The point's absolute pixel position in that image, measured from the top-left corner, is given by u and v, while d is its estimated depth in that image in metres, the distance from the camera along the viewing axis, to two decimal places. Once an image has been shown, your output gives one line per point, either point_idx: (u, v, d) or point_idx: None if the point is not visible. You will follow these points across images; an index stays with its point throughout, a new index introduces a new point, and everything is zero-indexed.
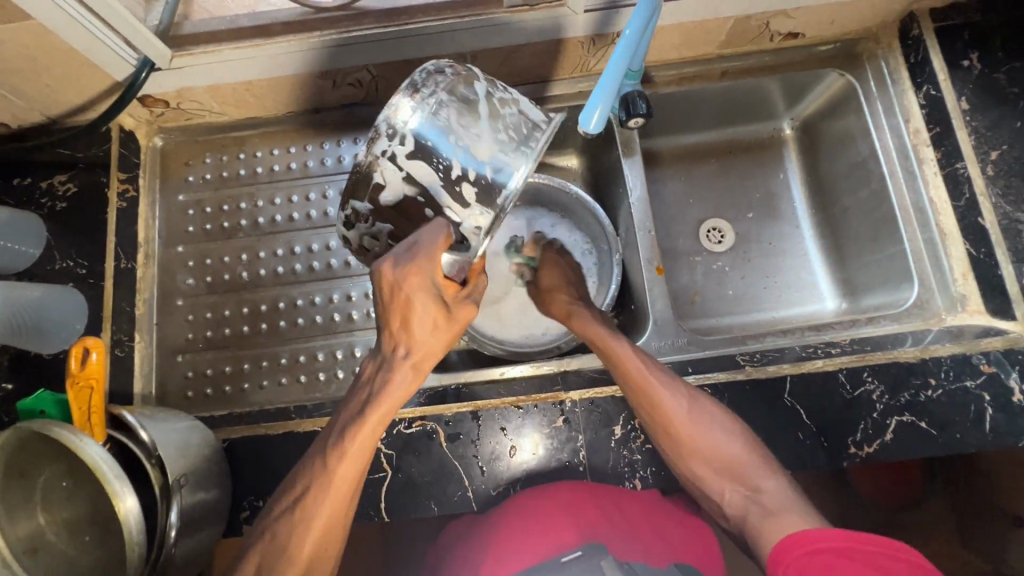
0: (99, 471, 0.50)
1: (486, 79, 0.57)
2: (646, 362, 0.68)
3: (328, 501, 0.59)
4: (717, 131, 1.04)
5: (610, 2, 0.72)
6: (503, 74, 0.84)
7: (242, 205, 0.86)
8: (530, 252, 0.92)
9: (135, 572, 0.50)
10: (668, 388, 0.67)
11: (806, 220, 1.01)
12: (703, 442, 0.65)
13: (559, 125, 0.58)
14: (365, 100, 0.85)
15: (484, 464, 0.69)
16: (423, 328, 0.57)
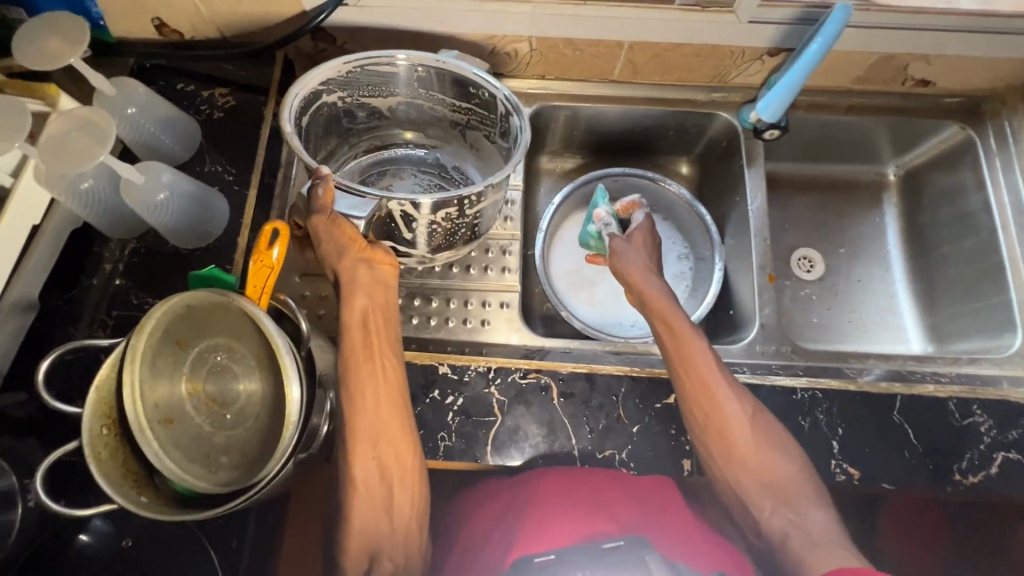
0: (274, 340, 0.53)
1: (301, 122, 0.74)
2: (717, 370, 0.68)
3: (385, 404, 0.62)
4: (823, 165, 1.08)
5: (793, 19, 0.78)
6: (649, 69, 0.89)
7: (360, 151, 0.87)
8: (621, 210, 0.91)
9: (291, 441, 0.53)
10: (732, 398, 0.67)
11: (898, 264, 1.04)
12: (756, 457, 0.66)
13: (289, 94, 0.68)
14: (514, 71, 0.90)
15: (593, 427, 0.70)
16: (358, 272, 0.64)
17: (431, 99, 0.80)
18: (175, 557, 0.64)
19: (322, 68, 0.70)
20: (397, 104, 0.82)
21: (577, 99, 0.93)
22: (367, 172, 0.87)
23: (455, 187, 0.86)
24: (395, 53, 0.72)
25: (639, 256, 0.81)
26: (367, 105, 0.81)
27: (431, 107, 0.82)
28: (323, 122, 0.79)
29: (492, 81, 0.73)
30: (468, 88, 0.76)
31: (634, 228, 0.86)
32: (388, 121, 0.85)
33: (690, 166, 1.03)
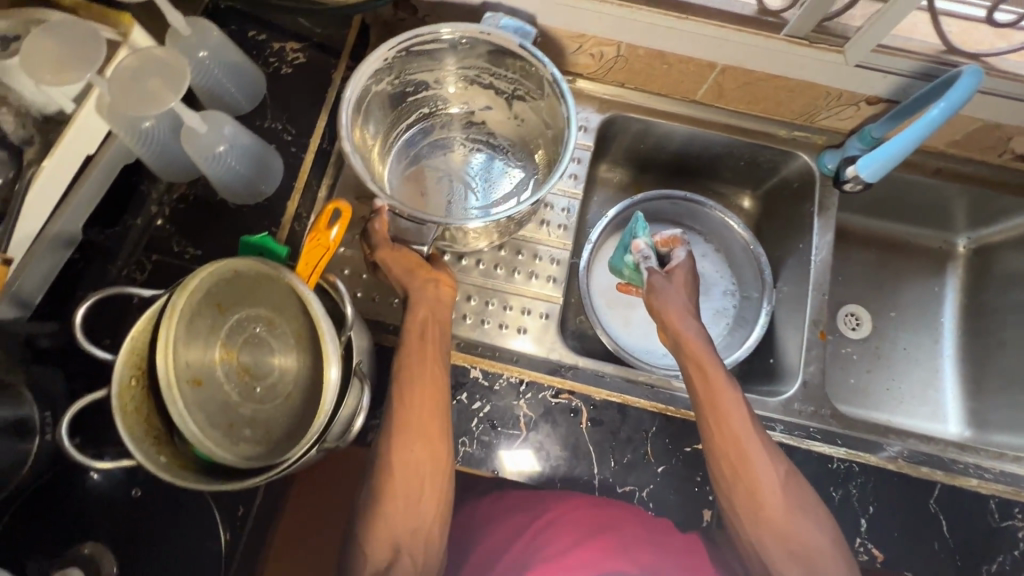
0: (321, 325, 0.51)
1: (357, 119, 0.73)
2: (752, 426, 0.65)
3: (426, 412, 0.62)
4: (892, 222, 1.03)
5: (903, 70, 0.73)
6: (736, 96, 0.84)
7: (423, 124, 0.84)
8: (661, 243, 0.83)
9: (319, 430, 0.52)
10: (766, 457, 0.63)
11: (950, 339, 0.99)
12: (786, 521, 0.62)
13: (344, 98, 0.67)
14: (593, 73, 0.86)
15: (617, 459, 0.68)
16: (425, 290, 0.67)
17: (481, 72, 0.77)
18: (179, 514, 0.64)
19: (370, 60, 0.68)
20: (444, 73, 0.78)
21: (653, 113, 0.89)
22: (426, 150, 0.85)
23: (499, 154, 0.85)
24: (441, 28, 0.69)
25: (679, 295, 0.75)
26: (417, 81, 0.77)
27: (481, 80, 0.78)
28: (378, 108, 0.77)
29: (543, 62, 0.70)
30: (513, 60, 0.73)
31: (675, 262, 0.79)
32: (442, 96, 0.81)
33: (753, 202, 0.99)
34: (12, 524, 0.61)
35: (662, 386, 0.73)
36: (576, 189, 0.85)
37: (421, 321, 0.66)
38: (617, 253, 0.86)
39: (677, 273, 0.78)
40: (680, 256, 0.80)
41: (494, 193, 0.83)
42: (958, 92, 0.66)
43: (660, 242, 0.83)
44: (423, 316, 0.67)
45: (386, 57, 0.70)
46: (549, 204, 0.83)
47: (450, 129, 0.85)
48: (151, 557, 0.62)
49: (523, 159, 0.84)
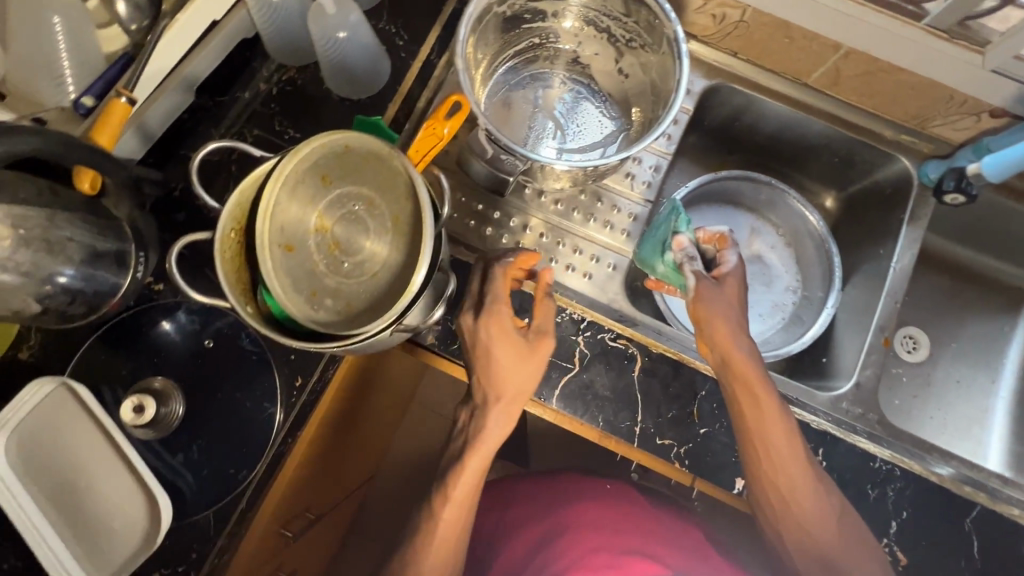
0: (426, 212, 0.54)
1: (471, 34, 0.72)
2: (795, 442, 0.63)
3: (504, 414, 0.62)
4: (976, 253, 0.99)
5: None
6: (851, 86, 0.82)
7: (529, 55, 0.83)
8: (706, 240, 0.72)
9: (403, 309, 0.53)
10: (806, 472, 0.63)
11: (1008, 381, 0.97)
12: (821, 530, 0.62)
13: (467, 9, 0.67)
14: (709, 37, 0.84)
15: (662, 412, 0.69)
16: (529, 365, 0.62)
17: (601, 10, 0.75)
18: (243, 372, 0.67)
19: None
20: (563, 5, 0.76)
21: (759, 90, 0.86)
22: (525, 82, 0.84)
23: (594, 99, 0.84)
24: None
25: (728, 308, 0.65)
26: (534, 8, 0.76)
27: (598, 20, 0.77)
28: (491, 30, 0.76)
29: (670, 19, 0.69)
30: (638, 3, 0.71)
31: (724, 270, 0.69)
32: (554, 29, 0.80)
33: (836, 203, 0.97)
34: (98, 348, 0.66)
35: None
36: (666, 150, 0.84)
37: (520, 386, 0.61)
38: (652, 248, 0.73)
39: (728, 287, 0.67)
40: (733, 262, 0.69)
41: (582, 138, 0.82)
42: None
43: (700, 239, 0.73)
44: (502, 397, 0.61)
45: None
46: (637, 159, 0.83)
47: (554, 66, 0.84)
48: (215, 406, 0.66)
49: (617, 110, 0.83)
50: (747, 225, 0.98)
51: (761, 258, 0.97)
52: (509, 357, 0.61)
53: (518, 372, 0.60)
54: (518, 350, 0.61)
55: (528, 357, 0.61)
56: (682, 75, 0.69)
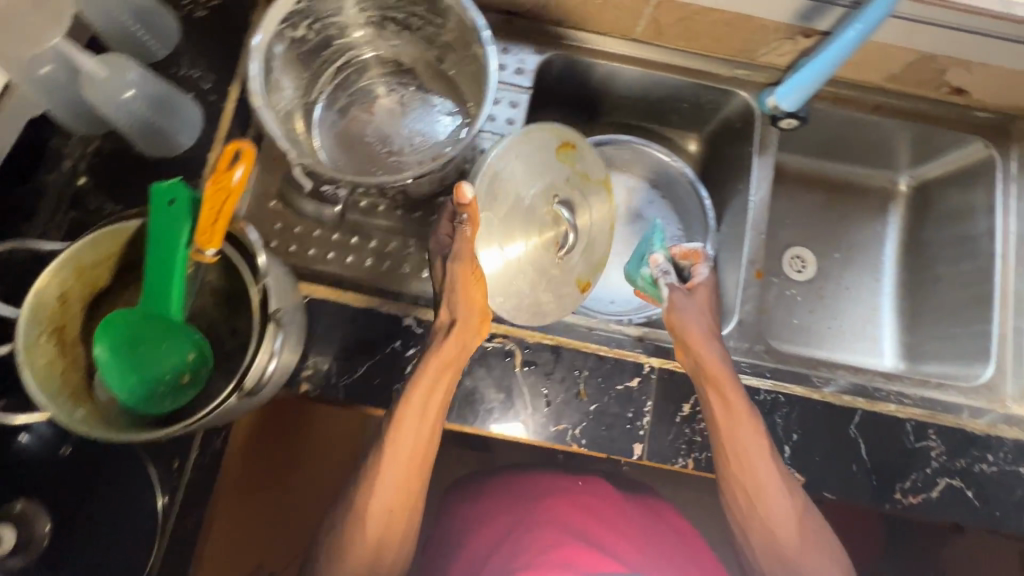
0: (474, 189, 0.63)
1: (273, 69, 0.69)
2: (762, 442, 0.64)
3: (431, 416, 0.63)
4: (836, 164, 1.03)
5: None
6: (673, 32, 0.82)
7: (351, 70, 0.79)
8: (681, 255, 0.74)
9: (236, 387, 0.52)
10: (767, 468, 0.64)
11: (890, 276, 1.02)
12: (781, 522, 0.64)
13: (253, 45, 0.63)
14: (529, 11, 0.82)
15: (551, 399, 0.69)
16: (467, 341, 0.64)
17: (403, 10, 0.72)
18: (115, 471, 0.64)
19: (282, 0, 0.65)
20: (366, 14, 0.73)
21: (592, 54, 0.86)
22: (354, 100, 0.80)
23: (429, 99, 0.81)
24: None
25: (697, 313, 0.68)
26: (335, 26, 0.73)
27: (406, 20, 0.74)
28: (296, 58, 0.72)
29: (466, 7, 0.67)
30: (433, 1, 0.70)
31: (695, 284, 0.71)
32: (365, 40, 0.77)
33: (699, 145, 0.98)
34: None
35: (608, 331, 0.72)
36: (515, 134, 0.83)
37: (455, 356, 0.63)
38: (635, 261, 0.77)
39: (698, 293, 0.70)
40: (700, 277, 0.72)
41: (425, 143, 0.79)
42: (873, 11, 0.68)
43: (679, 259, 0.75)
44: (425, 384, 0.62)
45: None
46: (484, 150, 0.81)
47: (381, 76, 0.80)
48: (89, 516, 0.62)
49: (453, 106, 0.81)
50: (627, 184, 0.98)
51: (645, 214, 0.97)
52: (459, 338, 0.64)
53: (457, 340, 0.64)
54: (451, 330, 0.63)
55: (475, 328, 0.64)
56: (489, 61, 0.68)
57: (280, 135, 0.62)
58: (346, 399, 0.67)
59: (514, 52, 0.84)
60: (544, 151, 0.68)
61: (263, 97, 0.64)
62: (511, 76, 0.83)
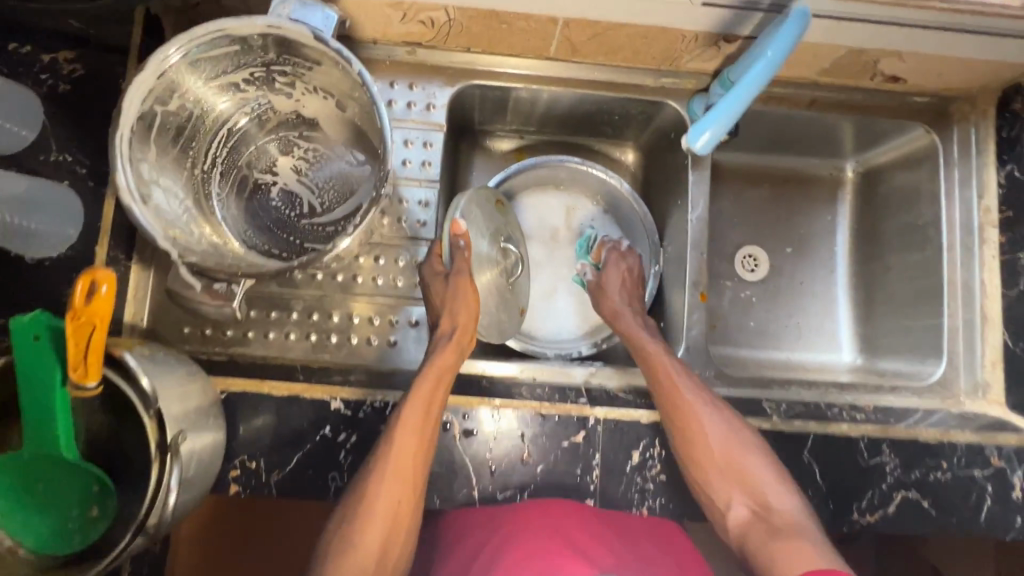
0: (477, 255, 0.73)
1: (149, 151, 0.62)
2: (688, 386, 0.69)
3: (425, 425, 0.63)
4: (780, 157, 0.99)
5: (738, 6, 0.64)
6: (589, 49, 0.76)
7: (244, 130, 0.72)
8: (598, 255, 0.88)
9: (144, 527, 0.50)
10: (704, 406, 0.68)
11: (842, 267, 0.99)
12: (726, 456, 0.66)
13: (115, 137, 0.56)
14: (432, 42, 0.75)
15: (495, 466, 0.67)
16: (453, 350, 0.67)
17: (288, 63, 0.65)
18: None
19: (143, 75, 0.57)
20: (250, 69, 0.66)
21: (506, 78, 0.80)
22: (254, 162, 0.74)
23: (337, 151, 0.75)
24: (214, 24, 0.58)
25: (614, 287, 0.82)
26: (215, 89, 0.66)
27: (294, 72, 0.67)
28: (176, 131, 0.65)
29: (348, 61, 0.60)
30: (316, 55, 0.63)
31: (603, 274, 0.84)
32: (254, 96, 0.70)
33: (636, 156, 0.93)
34: None
35: (552, 384, 0.71)
36: (433, 179, 0.77)
37: (449, 362, 0.66)
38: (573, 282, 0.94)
39: (609, 274, 0.83)
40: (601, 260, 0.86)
41: (338, 202, 0.74)
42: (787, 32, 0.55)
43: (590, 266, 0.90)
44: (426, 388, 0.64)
45: (167, 65, 0.58)
46: (402, 199, 0.76)
47: (279, 132, 0.74)
48: None
49: (362, 156, 0.75)
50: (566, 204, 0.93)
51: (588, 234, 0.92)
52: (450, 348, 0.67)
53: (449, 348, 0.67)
54: (452, 339, 0.68)
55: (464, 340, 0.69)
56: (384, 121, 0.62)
57: (161, 234, 0.56)
58: (279, 495, 0.64)
59: (422, 87, 0.78)
60: (488, 205, 0.76)
61: (137, 190, 0.57)
62: (422, 114, 0.77)
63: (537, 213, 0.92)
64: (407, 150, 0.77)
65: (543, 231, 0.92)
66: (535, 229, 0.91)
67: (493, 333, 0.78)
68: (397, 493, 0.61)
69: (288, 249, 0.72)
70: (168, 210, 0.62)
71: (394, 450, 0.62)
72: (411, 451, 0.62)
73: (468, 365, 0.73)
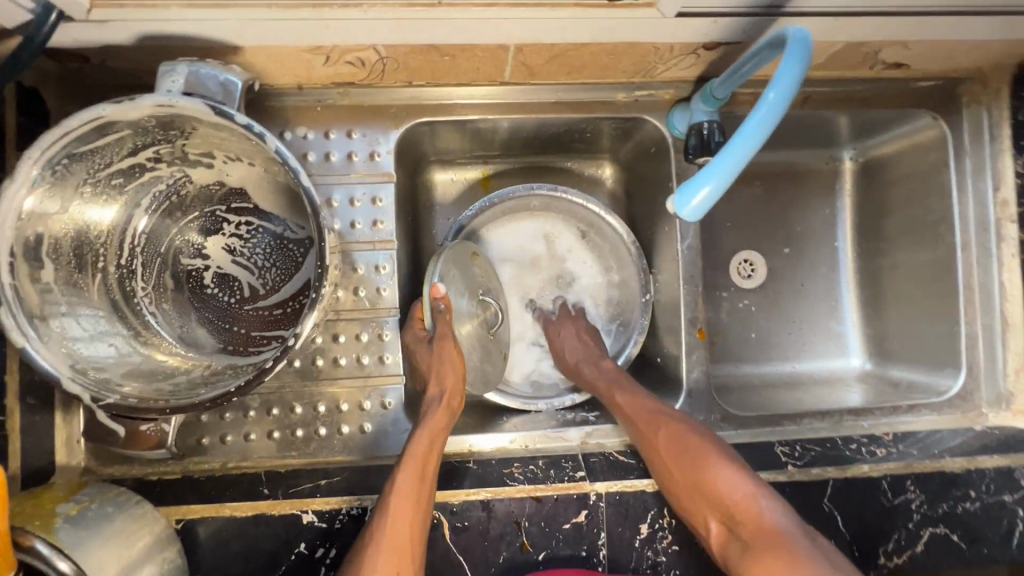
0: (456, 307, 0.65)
1: (46, 265, 0.52)
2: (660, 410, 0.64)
3: (414, 505, 0.54)
4: (772, 152, 0.90)
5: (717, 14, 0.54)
6: (548, 71, 0.65)
7: (162, 213, 0.62)
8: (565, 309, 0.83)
9: None
10: (682, 426, 0.61)
11: (845, 266, 0.91)
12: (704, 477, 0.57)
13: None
14: (367, 81, 0.65)
15: (493, 559, 0.61)
16: (439, 414, 0.59)
17: (197, 136, 0.55)
18: None
19: (15, 181, 0.47)
20: (155, 147, 0.56)
21: (458, 110, 0.70)
22: (180, 245, 0.64)
23: (275, 221, 0.66)
24: (96, 108, 0.48)
25: (572, 343, 0.75)
26: (117, 176, 0.56)
27: (208, 144, 0.57)
28: (78, 233, 0.55)
29: (263, 136, 0.51)
30: (228, 130, 0.53)
31: (551, 327, 0.78)
32: (166, 173, 0.60)
33: (615, 171, 0.84)
34: None
35: (547, 456, 0.65)
36: (389, 238, 0.68)
37: (439, 426, 0.59)
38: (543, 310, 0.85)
39: (561, 328, 0.77)
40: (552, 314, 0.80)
41: (284, 279, 0.66)
42: (787, 70, 0.45)
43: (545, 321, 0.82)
44: (419, 448, 0.56)
45: (43, 170, 0.48)
46: (354, 265, 0.67)
47: (204, 207, 0.64)
48: None
49: (305, 224, 0.67)
50: (544, 230, 0.82)
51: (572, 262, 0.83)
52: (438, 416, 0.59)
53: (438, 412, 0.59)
54: (441, 402, 0.60)
55: (453, 403, 0.60)
56: (316, 204, 0.54)
57: (70, 375, 0.48)
58: None
59: (361, 133, 0.68)
60: (463, 260, 0.67)
61: (33, 326, 0.48)
62: (366, 164, 0.68)
63: (511, 243, 0.82)
64: (354, 207, 0.67)
65: (521, 263, 0.82)
66: (512, 262, 0.82)
67: (477, 386, 0.68)
68: (389, 573, 0.51)
69: (234, 341, 0.63)
70: (82, 332, 0.53)
71: (385, 521, 0.53)
72: (404, 523, 0.53)
73: (461, 441, 0.66)
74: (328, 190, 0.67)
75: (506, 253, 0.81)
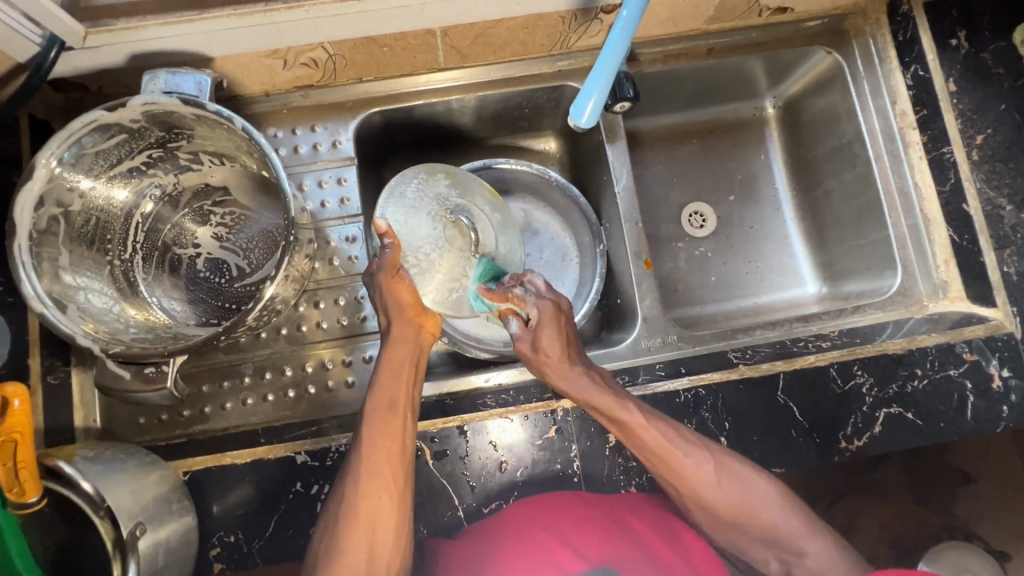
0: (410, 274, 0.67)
1: (58, 251, 0.62)
2: (670, 439, 0.61)
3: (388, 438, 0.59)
4: (703, 110, 0.98)
5: None
6: (475, 52, 0.76)
7: (159, 212, 0.72)
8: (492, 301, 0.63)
9: None
10: (693, 455, 0.61)
11: (787, 203, 0.98)
12: (741, 510, 0.61)
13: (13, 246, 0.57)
14: (322, 81, 0.76)
15: (474, 481, 0.66)
16: (406, 332, 0.63)
17: (180, 136, 0.66)
18: None
19: (34, 173, 0.57)
20: (149, 151, 0.67)
21: (407, 98, 0.80)
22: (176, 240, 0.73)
23: (254, 211, 0.75)
24: (88, 113, 0.59)
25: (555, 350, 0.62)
26: (117, 177, 0.67)
27: (191, 143, 0.68)
28: (86, 228, 0.65)
29: (228, 117, 0.60)
30: (202, 122, 0.63)
31: (536, 327, 0.63)
32: (160, 176, 0.70)
33: (558, 141, 0.93)
34: None
35: (517, 386, 0.70)
36: (355, 212, 0.77)
37: (402, 358, 0.63)
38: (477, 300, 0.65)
39: (546, 334, 0.62)
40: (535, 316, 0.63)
41: (264, 258, 0.74)
42: None
43: (492, 300, 0.63)
44: (392, 390, 0.62)
45: (53, 173, 0.59)
46: (328, 240, 0.76)
47: (195, 206, 0.74)
48: None
49: (279, 210, 0.75)
50: (442, 171, 0.69)
51: (481, 191, 0.71)
52: (394, 351, 0.63)
53: (393, 353, 0.63)
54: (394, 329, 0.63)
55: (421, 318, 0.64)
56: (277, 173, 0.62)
57: (79, 332, 0.57)
58: (263, 561, 0.63)
59: (323, 127, 0.78)
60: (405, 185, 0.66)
61: (48, 297, 0.58)
62: (329, 154, 0.78)
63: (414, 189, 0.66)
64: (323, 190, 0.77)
65: (418, 216, 0.65)
66: (406, 220, 0.64)
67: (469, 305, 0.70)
68: (375, 487, 0.58)
69: (224, 315, 0.71)
70: (94, 307, 0.63)
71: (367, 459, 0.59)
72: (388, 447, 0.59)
73: (466, 380, 0.71)
74: (299, 178, 0.77)
75: (396, 211, 0.63)
